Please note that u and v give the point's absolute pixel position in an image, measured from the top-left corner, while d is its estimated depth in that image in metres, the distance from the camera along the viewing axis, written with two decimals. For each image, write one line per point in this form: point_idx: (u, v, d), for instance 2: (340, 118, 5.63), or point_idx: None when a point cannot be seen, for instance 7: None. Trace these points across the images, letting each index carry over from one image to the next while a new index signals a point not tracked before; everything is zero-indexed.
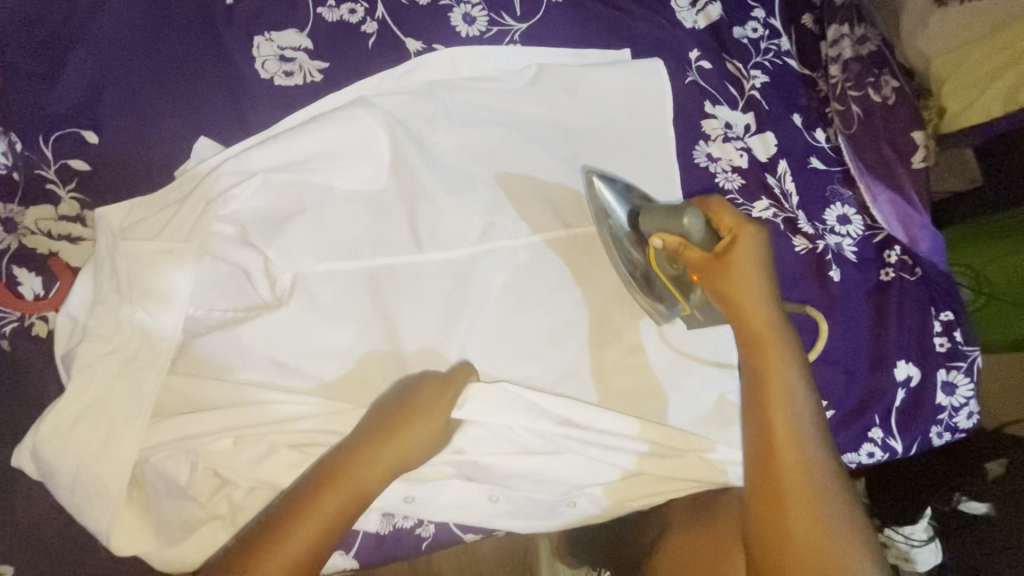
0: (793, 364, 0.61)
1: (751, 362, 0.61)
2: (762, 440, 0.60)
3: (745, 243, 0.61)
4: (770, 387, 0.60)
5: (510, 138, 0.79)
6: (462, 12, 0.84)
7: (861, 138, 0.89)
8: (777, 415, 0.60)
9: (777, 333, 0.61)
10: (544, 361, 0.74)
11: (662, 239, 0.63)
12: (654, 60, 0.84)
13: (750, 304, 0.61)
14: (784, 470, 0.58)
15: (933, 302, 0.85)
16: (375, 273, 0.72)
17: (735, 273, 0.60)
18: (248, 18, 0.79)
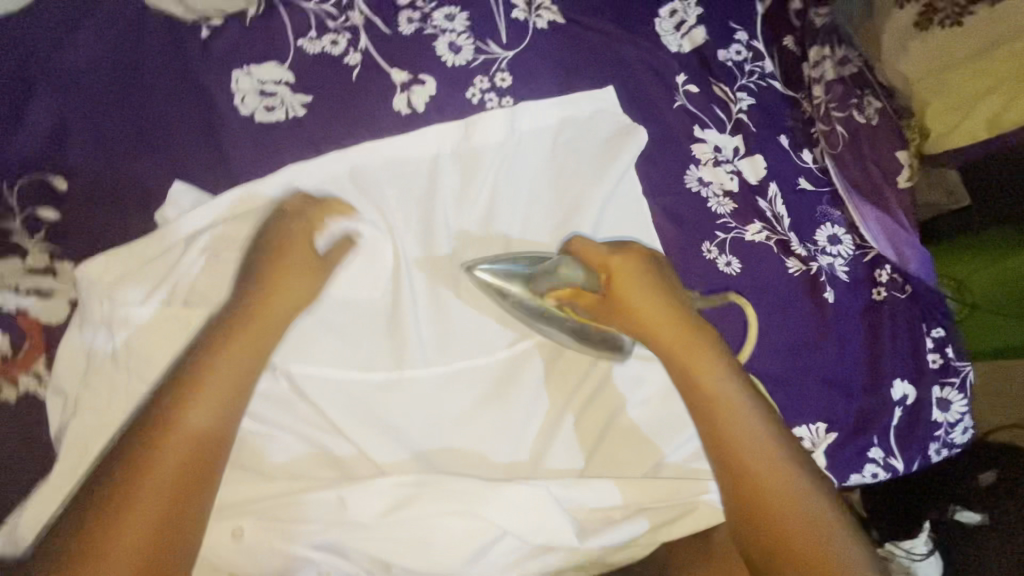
0: (715, 362, 0.63)
1: (677, 365, 0.63)
2: (720, 451, 0.60)
3: (621, 268, 0.63)
4: (705, 395, 0.61)
5: (503, 169, 0.78)
6: (447, 41, 0.82)
7: (846, 158, 0.90)
8: (715, 409, 0.61)
9: (686, 332, 0.63)
10: (540, 399, 0.74)
11: (556, 296, 0.63)
12: (634, 128, 0.83)
13: (656, 321, 0.63)
14: (741, 459, 0.59)
15: (924, 319, 0.86)
16: (371, 314, 0.71)
17: (626, 300, 0.62)
18: (224, 52, 0.76)
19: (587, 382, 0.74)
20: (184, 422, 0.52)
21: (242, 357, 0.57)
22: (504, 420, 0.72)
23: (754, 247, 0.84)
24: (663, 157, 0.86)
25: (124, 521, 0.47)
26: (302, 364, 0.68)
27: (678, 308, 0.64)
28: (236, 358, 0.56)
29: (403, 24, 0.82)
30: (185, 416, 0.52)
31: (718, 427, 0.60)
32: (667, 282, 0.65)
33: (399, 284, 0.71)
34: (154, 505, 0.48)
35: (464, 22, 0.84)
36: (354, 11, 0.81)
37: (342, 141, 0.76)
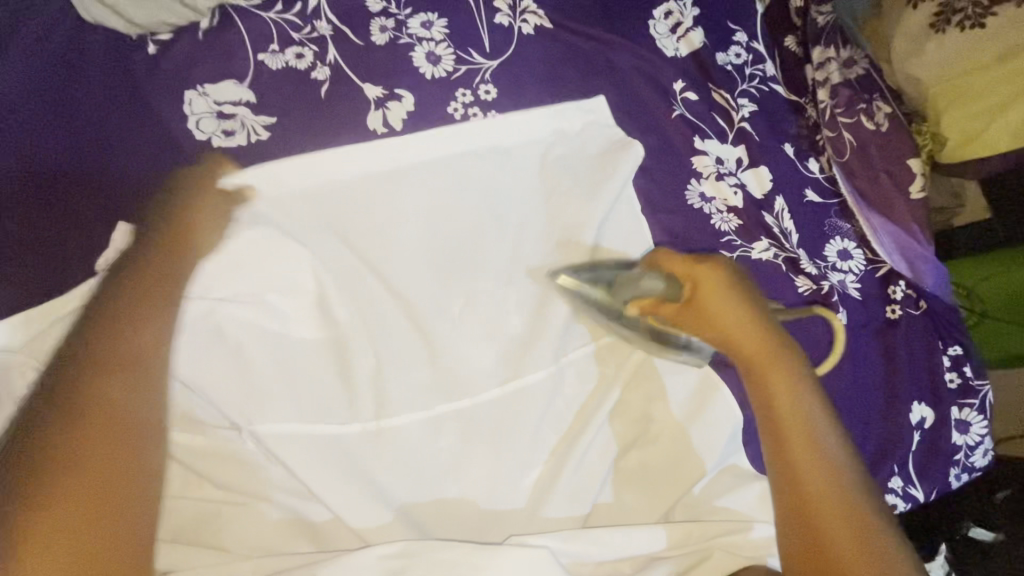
0: (798, 390, 0.58)
1: (755, 387, 0.59)
2: (785, 478, 0.56)
3: (710, 282, 0.58)
4: (783, 422, 0.57)
5: (488, 191, 0.71)
6: (425, 51, 0.75)
7: (854, 167, 0.86)
8: (791, 438, 0.56)
9: (774, 353, 0.58)
10: (540, 446, 0.67)
11: (638, 307, 0.58)
12: (631, 143, 0.76)
13: (743, 336, 0.58)
14: (812, 494, 0.55)
15: (939, 337, 0.82)
16: (354, 355, 0.65)
17: (710, 314, 0.58)
18: (175, 70, 0.68)
19: (590, 423, 0.67)
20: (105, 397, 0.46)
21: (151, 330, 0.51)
22: (498, 468, 0.66)
23: (762, 265, 0.78)
24: (660, 171, 0.79)
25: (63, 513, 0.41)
26: (270, 422, 0.62)
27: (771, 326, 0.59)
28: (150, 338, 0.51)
29: (375, 33, 0.74)
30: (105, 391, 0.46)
31: (790, 453, 0.56)
32: (759, 298, 0.60)
33: (385, 321, 0.66)
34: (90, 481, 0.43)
35: (443, 29, 0.76)
36: (320, 20, 0.73)
37: (310, 168, 0.69)
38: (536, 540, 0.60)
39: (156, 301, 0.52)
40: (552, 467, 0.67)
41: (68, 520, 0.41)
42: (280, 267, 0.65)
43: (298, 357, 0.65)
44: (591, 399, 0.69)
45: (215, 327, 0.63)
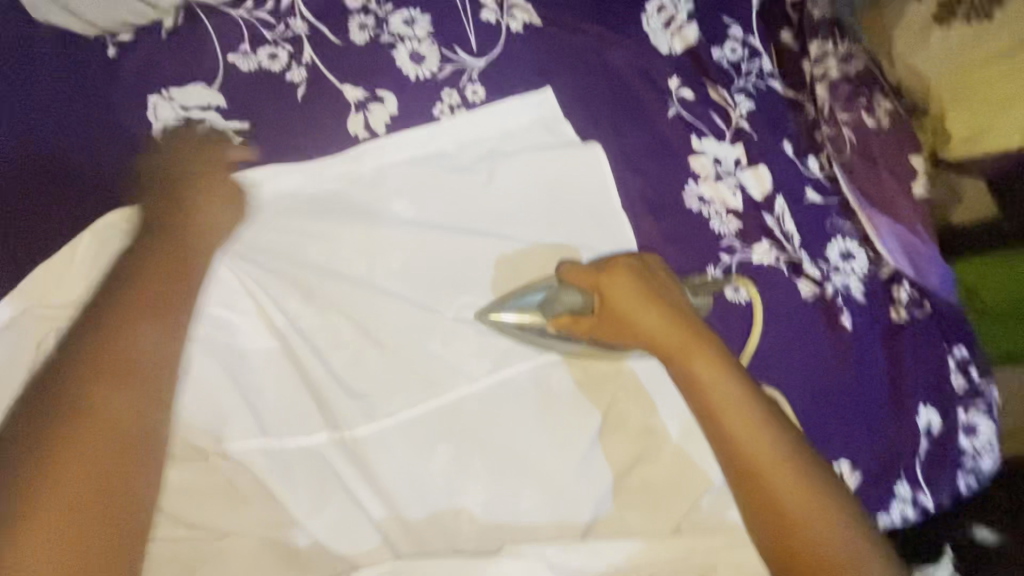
0: (716, 360, 0.55)
1: (676, 371, 0.56)
2: (733, 456, 0.51)
3: (611, 279, 0.58)
4: (714, 394, 0.53)
5: (480, 203, 0.69)
6: (409, 50, 0.71)
7: (856, 165, 0.83)
8: (722, 407, 0.53)
9: (688, 334, 0.56)
10: (538, 469, 0.63)
11: (557, 325, 0.60)
12: (589, 144, 0.73)
13: (650, 326, 0.56)
14: (754, 457, 0.51)
15: (946, 338, 0.80)
16: (343, 375, 0.62)
17: (621, 317, 0.57)
18: (136, 73, 0.63)
19: (586, 437, 0.65)
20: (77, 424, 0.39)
21: (132, 352, 0.43)
22: (495, 489, 0.62)
23: (763, 270, 0.76)
24: (657, 173, 0.76)
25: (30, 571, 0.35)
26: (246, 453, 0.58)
27: (680, 313, 0.58)
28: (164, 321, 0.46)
29: (355, 30, 0.70)
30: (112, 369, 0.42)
31: (726, 422, 0.52)
32: (666, 292, 0.59)
33: (376, 335, 0.64)
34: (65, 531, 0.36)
35: (426, 26, 0.72)
36: (295, 18, 0.68)
37: (289, 181, 0.65)
38: (529, 548, 0.55)
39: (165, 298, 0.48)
40: (551, 488, 0.63)
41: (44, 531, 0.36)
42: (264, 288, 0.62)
43: (280, 381, 0.61)
44: (591, 414, 0.66)
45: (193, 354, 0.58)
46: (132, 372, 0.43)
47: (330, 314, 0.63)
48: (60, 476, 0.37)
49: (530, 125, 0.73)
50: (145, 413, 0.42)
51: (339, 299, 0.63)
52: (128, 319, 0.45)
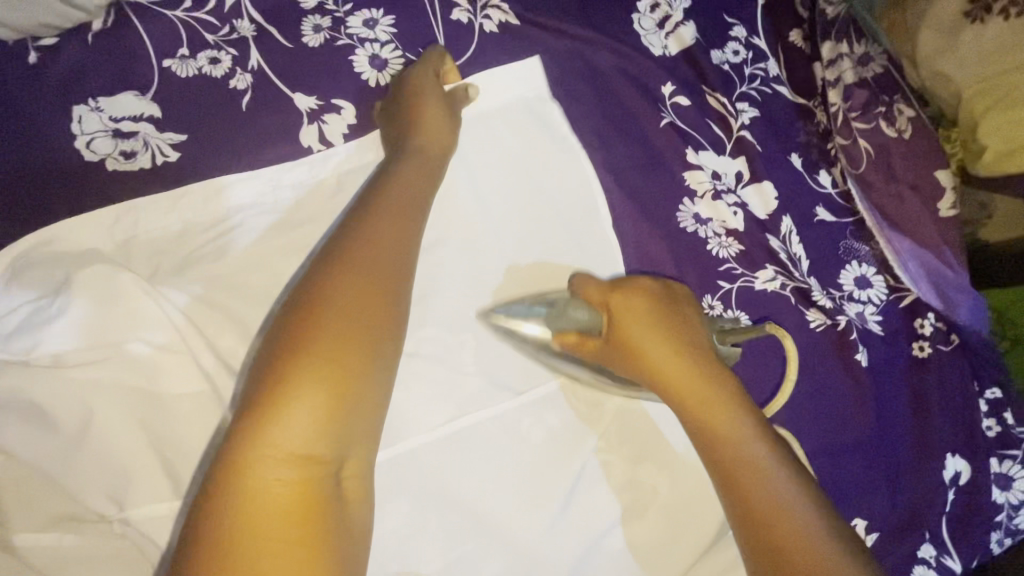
0: (744, 428, 0.47)
1: (689, 413, 0.49)
2: (762, 554, 0.42)
3: (626, 310, 0.52)
4: (739, 467, 0.45)
5: (445, 222, 0.62)
6: (368, 53, 0.64)
7: (874, 180, 0.74)
8: (732, 456, 0.46)
9: (702, 373, 0.50)
10: (501, 530, 0.56)
11: (562, 342, 0.53)
12: (573, 148, 0.66)
13: (671, 376, 0.50)
14: (766, 510, 0.43)
15: (974, 376, 0.70)
16: None
17: (631, 342, 0.51)
18: (61, 82, 0.57)
19: (558, 492, 0.57)
20: (326, 343, 0.40)
21: (372, 302, 0.43)
22: (452, 553, 0.55)
23: (767, 298, 0.67)
24: (649, 190, 0.68)
25: (266, 457, 0.37)
26: (158, 526, 0.49)
27: (696, 346, 0.51)
28: (395, 281, 0.46)
29: (308, 32, 0.63)
30: (337, 325, 0.41)
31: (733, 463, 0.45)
32: (689, 323, 0.53)
33: None
34: (310, 432, 0.38)
35: (389, 28, 0.65)
36: (242, 19, 0.61)
37: (230, 200, 0.58)
38: None
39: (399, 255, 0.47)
40: (515, 553, 0.55)
41: (271, 483, 0.37)
42: (191, 319, 0.53)
43: None
44: (567, 467, 0.58)
45: (93, 403, 0.49)
46: (370, 310, 0.43)
47: None
48: (279, 425, 0.38)
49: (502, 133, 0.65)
50: (380, 351, 0.43)
51: None
52: (361, 254, 0.45)
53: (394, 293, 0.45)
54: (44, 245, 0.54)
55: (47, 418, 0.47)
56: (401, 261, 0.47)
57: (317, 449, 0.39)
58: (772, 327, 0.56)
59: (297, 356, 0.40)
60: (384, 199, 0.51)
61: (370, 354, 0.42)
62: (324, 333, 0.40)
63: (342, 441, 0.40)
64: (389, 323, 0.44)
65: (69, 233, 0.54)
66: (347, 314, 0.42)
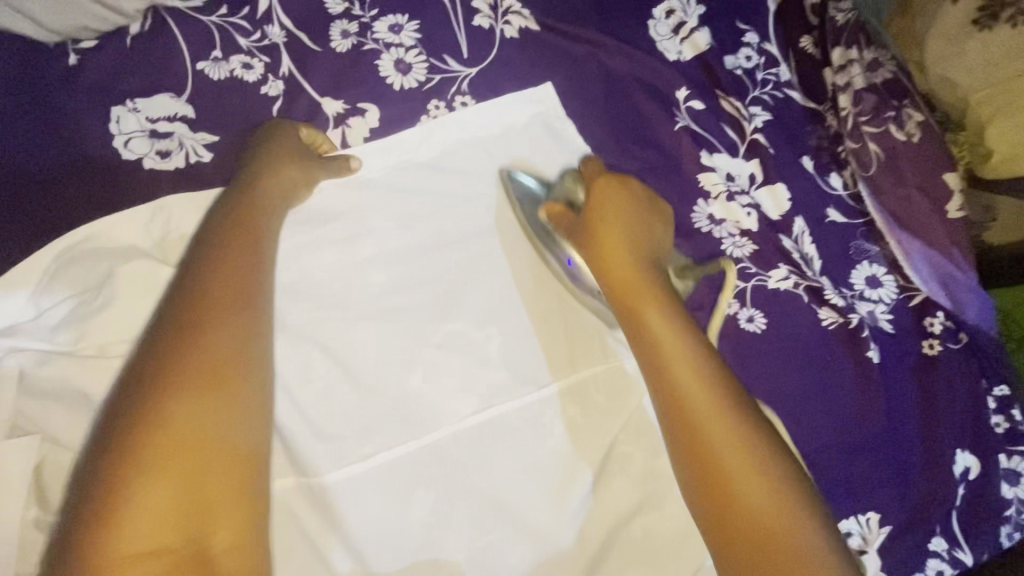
0: (678, 330, 0.53)
1: (629, 318, 0.55)
2: (689, 449, 0.48)
3: (607, 197, 0.59)
4: (673, 366, 0.51)
5: (470, 222, 0.64)
6: (394, 58, 0.66)
7: (884, 183, 0.75)
8: (669, 355, 0.52)
9: (646, 284, 0.55)
10: (526, 520, 0.57)
11: (547, 211, 0.61)
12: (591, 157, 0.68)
13: (621, 263, 0.56)
14: (696, 414, 0.49)
15: (983, 374, 0.72)
16: (312, 412, 0.56)
17: (600, 232, 0.58)
18: (100, 83, 0.59)
19: (579, 483, 0.59)
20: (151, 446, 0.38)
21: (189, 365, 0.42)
22: (478, 542, 0.56)
23: (781, 297, 0.69)
24: (663, 191, 0.70)
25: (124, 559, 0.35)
26: None
27: (648, 259, 0.57)
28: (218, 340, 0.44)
29: (336, 37, 0.65)
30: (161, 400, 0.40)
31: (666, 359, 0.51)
32: (650, 234, 0.59)
33: (352, 367, 0.58)
34: (162, 530, 0.37)
35: (414, 34, 0.67)
36: (273, 24, 0.63)
37: None
38: None
39: (223, 313, 0.45)
40: (540, 542, 0.57)
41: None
42: None
43: None
44: (588, 459, 0.60)
45: None
46: (204, 395, 0.41)
47: (301, 344, 0.58)
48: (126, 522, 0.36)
49: (522, 136, 0.67)
50: (221, 400, 0.42)
51: (310, 327, 0.58)
52: (188, 340, 0.43)
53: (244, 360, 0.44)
54: (86, 241, 0.55)
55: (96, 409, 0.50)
56: (243, 319, 0.46)
57: (176, 528, 0.37)
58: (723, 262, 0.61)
59: (121, 471, 0.37)
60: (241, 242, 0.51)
61: (206, 405, 0.41)
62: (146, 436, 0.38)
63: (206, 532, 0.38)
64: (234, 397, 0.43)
65: (108, 229, 0.55)
66: (176, 406, 0.40)
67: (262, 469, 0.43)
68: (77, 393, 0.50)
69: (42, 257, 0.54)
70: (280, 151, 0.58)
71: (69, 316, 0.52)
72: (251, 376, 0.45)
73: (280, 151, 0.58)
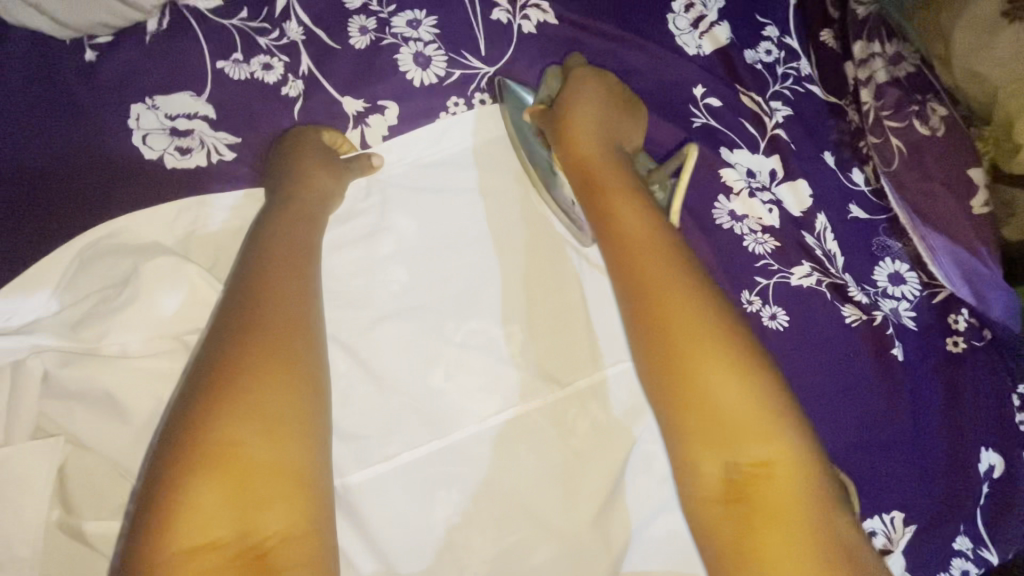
0: (643, 218, 0.55)
1: (596, 209, 0.57)
2: (651, 328, 0.50)
3: (582, 99, 0.61)
4: (635, 252, 0.53)
5: (490, 219, 0.63)
6: (412, 53, 0.65)
7: (907, 178, 0.73)
8: (635, 244, 0.53)
9: (614, 179, 0.58)
10: (550, 520, 0.57)
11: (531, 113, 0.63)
12: None
13: (595, 166, 0.59)
14: (659, 295, 0.50)
15: (1007, 371, 0.71)
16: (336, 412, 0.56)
17: (573, 129, 0.60)
18: (118, 79, 0.58)
19: (603, 482, 0.58)
20: (215, 448, 0.40)
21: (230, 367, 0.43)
22: (503, 543, 0.56)
23: (805, 294, 0.68)
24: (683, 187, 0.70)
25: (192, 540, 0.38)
26: None
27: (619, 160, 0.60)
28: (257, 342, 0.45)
29: (355, 34, 0.64)
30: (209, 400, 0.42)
31: (629, 243, 0.54)
32: (620, 138, 0.62)
33: (374, 367, 0.58)
34: (223, 520, 0.39)
35: (432, 29, 0.66)
36: (291, 21, 0.63)
37: None
38: None
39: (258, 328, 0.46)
40: (566, 543, 0.56)
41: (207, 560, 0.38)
42: None
43: None
44: (613, 460, 0.59)
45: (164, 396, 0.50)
46: (253, 390, 0.43)
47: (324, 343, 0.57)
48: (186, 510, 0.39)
49: None
50: (261, 394, 0.43)
51: (332, 326, 0.58)
52: (235, 345, 0.44)
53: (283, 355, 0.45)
54: (109, 237, 0.55)
55: (119, 408, 0.49)
56: (281, 320, 0.47)
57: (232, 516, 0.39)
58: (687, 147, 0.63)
59: (179, 464, 0.40)
60: (272, 247, 0.52)
61: (249, 400, 0.42)
62: (199, 429, 0.41)
63: (256, 517, 0.40)
64: (292, 393, 0.44)
65: (132, 227, 0.56)
66: (226, 403, 0.42)
67: (313, 456, 0.44)
68: (102, 395, 0.49)
69: (66, 254, 0.54)
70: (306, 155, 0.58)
71: (92, 316, 0.51)
72: (298, 370, 0.45)
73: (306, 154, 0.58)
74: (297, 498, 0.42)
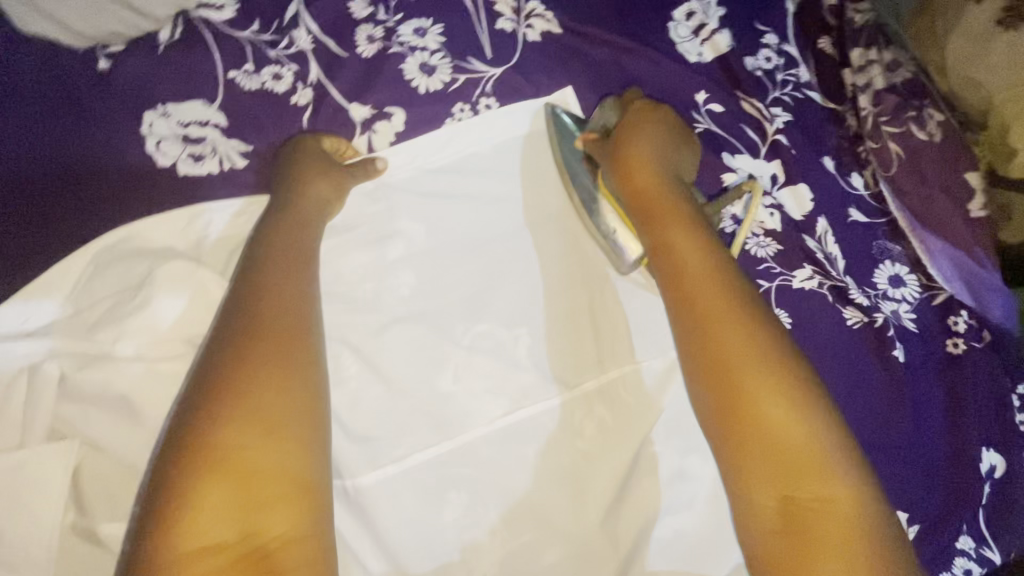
0: (702, 249, 0.56)
1: (653, 238, 0.58)
2: (711, 359, 0.51)
3: (638, 128, 0.63)
4: (695, 284, 0.54)
5: (497, 224, 0.64)
6: (419, 61, 0.66)
7: (905, 182, 0.75)
8: (694, 275, 0.54)
9: (671, 207, 0.58)
10: (559, 521, 0.57)
11: (584, 140, 0.65)
12: None
13: (652, 193, 0.59)
14: (720, 329, 0.51)
15: (1007, 372, 0.72)
16: (346, 414, 0.57)
17: (631, 156, 0.61)
18: (131, 87, 0.59)
19: (612, 483, 0.59)
20: (219, 450, 0.41)
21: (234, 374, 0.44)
22: (512, 543, 0.56)
23: (807, 297, 0.69)
24: None
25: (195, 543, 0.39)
26: None
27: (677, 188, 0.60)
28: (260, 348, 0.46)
29: (362, 43, 0.65)
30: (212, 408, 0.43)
31: (689, 275, 0.54)
32: (677, 167, 0.63)
33: (383, 369, 0.58)
34: (228, 521, 0.40)
35: (438, 37, 0.67)
36: (300, 30, 0.64)
37: None
38: None
39: (259, 334, 0.47)
40: (574, 543, 0.57)
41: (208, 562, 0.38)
42: None
43: None
44: (620, 461, 0.59)
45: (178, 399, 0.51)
46: (255, 396, 0.44)
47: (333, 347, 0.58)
48: (188, 513, 0.39)
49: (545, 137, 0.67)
50: (262, 399, 0.44)
51: (341, 330, 0.59)
52: (237, 351, 0.46)
53: (287, 361, 0.46)
54: (122, 243, 0.56)
55: (134, 412, 0.50)
56: (283, 326, 0.48)
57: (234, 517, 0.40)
58: (750, 185, 0.69)
59: (183, 469, 0.40)
60: (280, 253, 0.53)
61: (250, 407, 0.43)
62: (201, 434, 0.42)
63: (258, 517, 0.41)
64: (291, 396, 0.45)
65: (146, 232, 0.56)
66: (228, 407, 0.43)
67: (312, 458, 0.44)
68: (118, 398, 0.50)
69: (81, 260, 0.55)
70: (314, 161, 0.59)
71: (108, 321, 0.52)
72: (300, 374, 0.46)
73: (313, 160, 0.59)
74: (296, 500, 0.42)
